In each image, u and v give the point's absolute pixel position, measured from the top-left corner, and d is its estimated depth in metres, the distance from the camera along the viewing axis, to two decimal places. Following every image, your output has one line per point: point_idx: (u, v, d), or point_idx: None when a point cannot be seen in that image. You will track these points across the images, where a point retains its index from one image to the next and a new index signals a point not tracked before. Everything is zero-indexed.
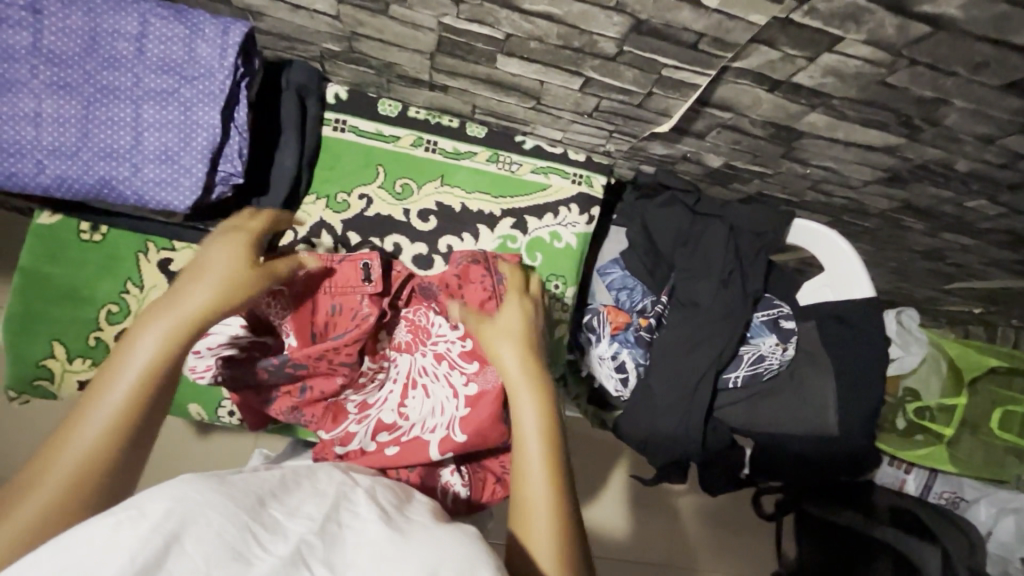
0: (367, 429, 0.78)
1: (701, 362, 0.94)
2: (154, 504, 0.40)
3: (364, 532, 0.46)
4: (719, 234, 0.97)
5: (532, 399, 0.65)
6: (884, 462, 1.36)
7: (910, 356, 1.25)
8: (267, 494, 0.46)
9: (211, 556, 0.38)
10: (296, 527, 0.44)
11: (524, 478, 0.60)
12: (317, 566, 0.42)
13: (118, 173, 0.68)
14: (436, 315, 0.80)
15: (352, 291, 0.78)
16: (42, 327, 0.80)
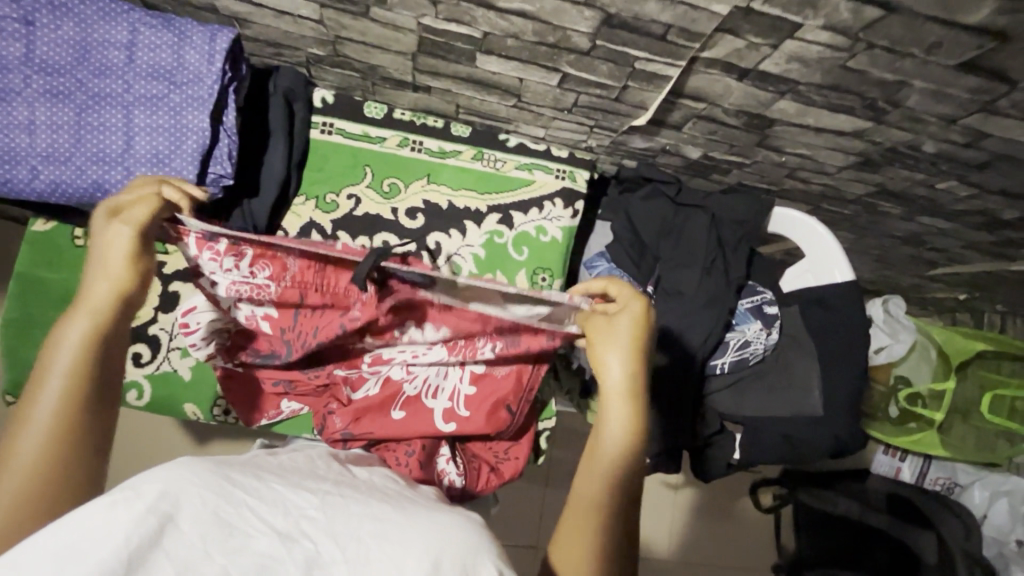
0: (378, 379, 0.82)
1: (688, 349, 0.96)
2: (150, 485, 0.41)
3: (365, 506, 0.47)
4: (701, 223, 1.00)
5: (623, 411, 0.63)
6: (881, 452, 1.45)
7: (898, 342, 1.27)
8: (264, 474, 0.48)
9: (206, 534, 0.41)
10: (295, 500, 0.46)
11: (585, 480, 0.63)
12: (318, 538, 0.43)
13: (110, 177, 0.70)
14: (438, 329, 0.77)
15: (344, 294, 0.71)
16: (38, 332, 0.82)
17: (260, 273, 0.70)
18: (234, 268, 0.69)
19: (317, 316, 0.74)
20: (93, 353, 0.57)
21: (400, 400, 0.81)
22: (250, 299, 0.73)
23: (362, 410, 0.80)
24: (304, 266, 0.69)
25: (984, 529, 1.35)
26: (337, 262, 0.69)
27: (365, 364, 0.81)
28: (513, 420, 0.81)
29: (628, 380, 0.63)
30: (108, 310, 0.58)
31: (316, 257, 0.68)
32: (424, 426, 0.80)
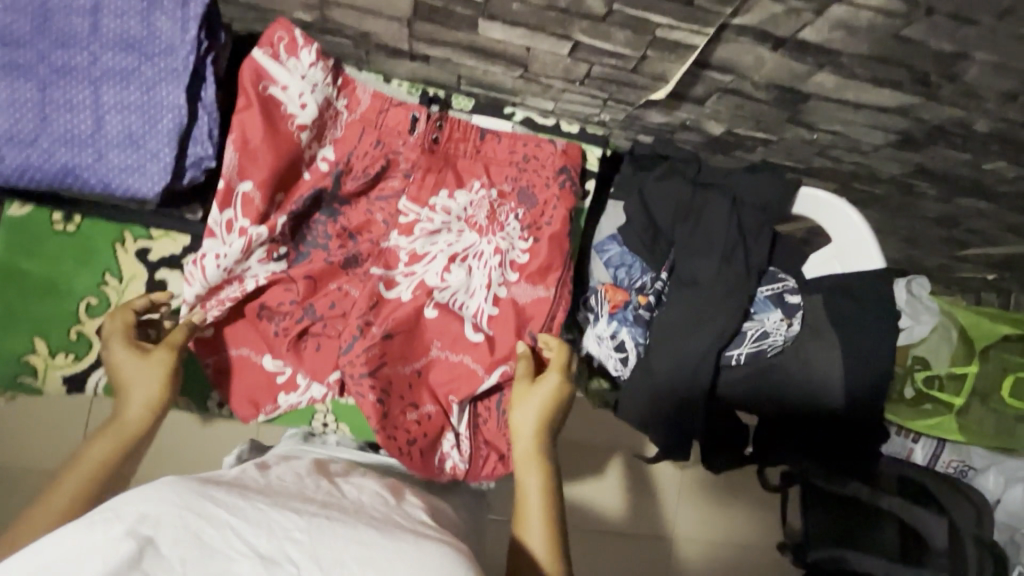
0: (411, 283, 0.83)
1: (702, 344, 0.91)
2: (129, 508, 0.41)
3: (350, 529, 0.45)
4: (722, 206, 0.93)
5: (538, 471, 0.73)
6: (894, 432, 1.34)
7: (921, 325, 1.25)
8: (251, 495, 0.46)
9: (185, 556, 0.40)
10: (282, 521, 0.44)
11: (524, 526, 0.68)
12: (298, 561, 0.42)
13: (81, 160, 0.64)
14: (459, 194, 0.85)
15: (396, 135, 0.83)
16: (21, 322, 0.76)
17: (337, 122, 0.82)
18: (304, 142, 0.77)
19: (366, 233, 0.83)
20: (114, 459, 0.63)
21: (434, 295, 0.82)
22: (316, 136, 0.79)
23: (391, 314, 0.80)
24: (345, 142, 0.82)
25: (999, 514, 1.33)
26: (398, 105, 0.83)
27: (401, 263, 0.83)
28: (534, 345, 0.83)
29: (543, 494, 0.71)
30: (135, 427, 0.66)
31: (385, 98, 0.83)
32: (454, 339, 0.82)
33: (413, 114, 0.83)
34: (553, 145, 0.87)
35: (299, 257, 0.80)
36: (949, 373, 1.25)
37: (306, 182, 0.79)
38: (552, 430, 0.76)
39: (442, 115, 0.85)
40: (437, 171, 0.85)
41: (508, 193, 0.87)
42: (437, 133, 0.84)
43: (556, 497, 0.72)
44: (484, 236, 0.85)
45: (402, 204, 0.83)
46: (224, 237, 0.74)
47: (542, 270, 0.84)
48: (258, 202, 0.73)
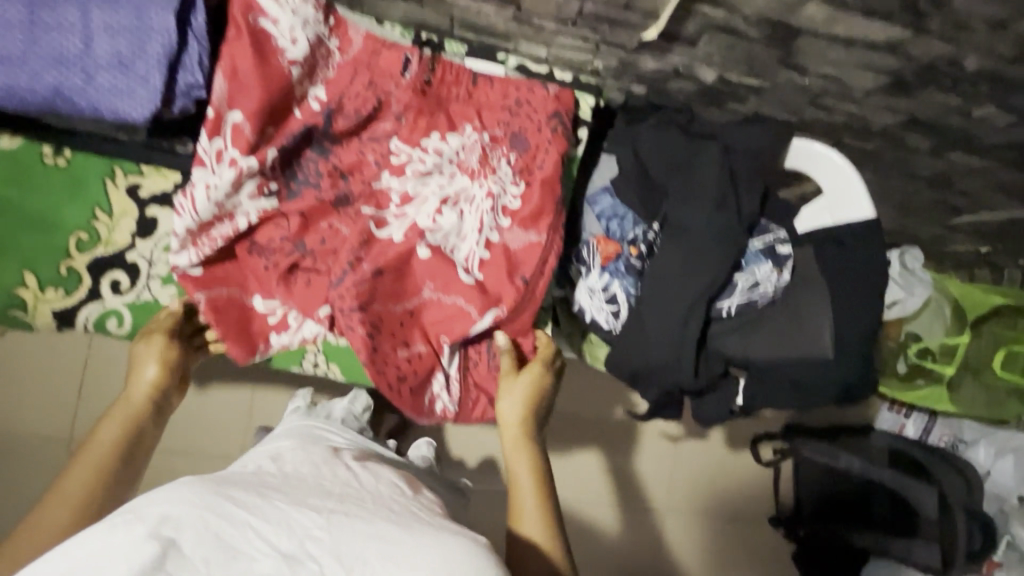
0: (403, 225, 0.83)
1: (691, 291, 0.92)
2: (150, 508, 0.40)
3: (372, 524, 0.44)
4: (714, 156, 0.92)
5: (526, 457, 0.74)
6: (886, 409, 1.62)
7: (911, 297, 1.21)
8: (269, 492, 0.46)
9: (208, 557, 0.39)
10: (300, 518, 0.43)
11: (519, 511, 0.67)
12: (322, 560, 0.41)
13: (69, 81, 0.64)
14: (452, 138, 0.85)
15: (388, 77, 0.82)
16: (11, 255, 0.76)
17: (330, 63, 0.81)
18: (295, 78, 0.76)
19: (358, 174, 0.83)
20: (125, 437, 0.67)
21: (425, 236, 0.83)
22: (307, 73, 0.78)
23: (382, 252, 0.80)
24: (336, 81, 0.81)
25: (988, 486, 1.48)
26: (391, 47, 0.82)
27: (393, 204, 0.84)
28: (526, 288, 0.81)
29: (535, 476, 0.71)
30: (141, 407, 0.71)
31: (378, 39, 0.82)
32: (446, 280, 0.82)
33: (406, 56, 0.82)
34: (547, 90, 0.87)
35: (290, 195, 0.80)
36: (942, 347, 1.26)
37: (297, 120, 0.78)
38: (538, 417, 0.79)
39: (435, 57, 0.84)
40: (430, 115, 0.85)
41: (500, 138, 0.86)
42: (430, 75, 0.84)
43: (548, 478, 0.72)
44: (475, 180, 0.84)
45: (394, 146, 0.84)
46: (214, 168, 0.73)
47: (534, 215, 0.83)
48: (248, 133, 0.74)
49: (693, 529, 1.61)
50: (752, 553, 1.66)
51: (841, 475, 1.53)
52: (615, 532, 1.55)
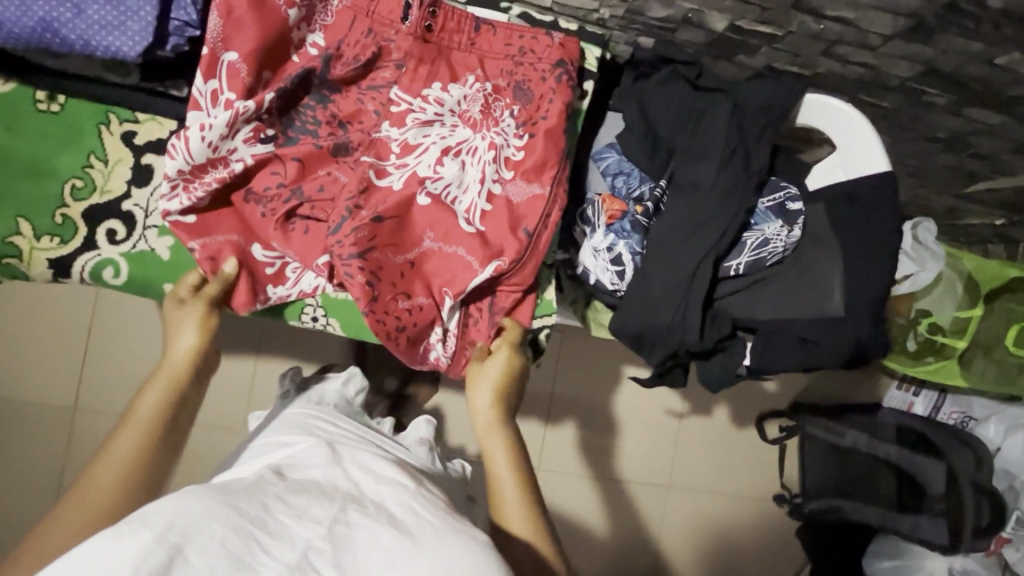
0: (403, 175, 0.79)
1: (699, 248, 0.89)
2: (157, 517, 0.43)
3: (372, 532, 0.47)
4: (723, 109, 0.89)
5: (504, 449, 0.76)
6: (894, 388, 1.59)
7: (925, 271, 1.15)
8: (271, 500, 0.48)
9: (215, 566, 0.42)
10: (302, 531, 0.46)
11: (502, 504, 0.71)
12: (325, 569, 0.44)
13: (60, 15, 0.62)
14: (452, 87, 0.82)
15: (388, 24, 0.80)
16: (5, 202, 0.75)
17: (328, 9, 0.79)
18: (292, 21, 0.75)
19: (356, 123, 0.80)
20: (167, 408, 0.69)
21: (426, 188, 0.79)
22: (304, 18, 0.76)
23: (381, 201, 0.78)
24: (335, 29, 0.79)
25: (997, 461, 1.47)
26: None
27: (393, 154, 0.80)
28: (529, 241, 0.79)
29: (514, 470, 0.74)
30: (181, 376, 0.72)
31: None
32: (449, 231, 0.79)
33: (406, 2, 0.80)
34: (551, 38, 0.84)
35: (287, 141, 0.78)
36: (953, 323, 1.24)
37: (295, 65, 0.77)
38: (509, 405, 0.81)
39: (434, 3, 0.82)
40: (430, 63, 0.82)
41: (503, 88, 0.84)
42: (431, 21, 0.82)
43: (526, 468, 0.75)
44: (477, 131, 0.81)
45: (394, 94, 0.81)
46: (210, 110, 0.72)
47: (538, 166, 0.79)
48: (243, 74, 0.72)
49: (696, 505, 1.61)
50: (756, 529, 1.64)
51: (847, 450, 1.49)
52: (615, 503, 1.55)
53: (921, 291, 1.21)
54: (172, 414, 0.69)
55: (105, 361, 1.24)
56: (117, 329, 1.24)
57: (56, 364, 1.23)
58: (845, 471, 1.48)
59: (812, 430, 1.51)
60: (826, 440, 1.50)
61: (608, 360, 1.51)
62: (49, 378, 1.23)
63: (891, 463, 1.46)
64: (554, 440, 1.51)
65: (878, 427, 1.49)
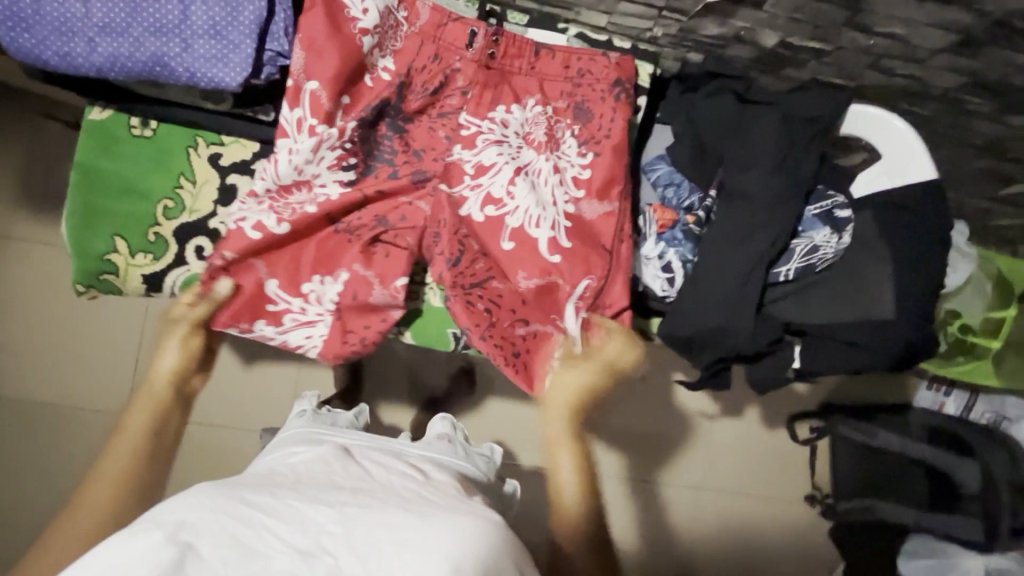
0: (479, 198, 0.84)
1: (750, 255, 0.91)
2: (166, 517, 0.47)
3: (381, 516, 0.51)
4: (770, 120, 0.92)
5: (570, 454, 0.80)
6: (925, 388, 1.62)
7: (956, 273, 1.16)
8: (282, 491, 0.53)
9: (228, 559, 0.45)
10: (317, 515, 0.50)
11: (562, 502, 0.77)
12: (339, 552, 0.48)
13: (170, 50, 0.67)
14: (515, 109, 0.87)
15: (453, 50, 0.84)
16: (104, 222, 0.80)
17: (397, 35, 0.83)
18: (366, 48, 0.78)
19: (431, 150, 0.85)
20: (154, 422, 0.71)
21: (498, 208, 0.84)
22: (378, 46, 0.80)
23: (471, 225, 0.84)
24: (404, 55, 0.83)
25: None
26: (457, 20, 0.84)
27: (467, 176, 0.84)
28: (612, 255, 0.86)
29: (576, 473, 0.78)
30: (163, 394, 0.74)
31: (444, 12, 0.84)
32: (533, 251, 0.84)
33: (472, 29, 0.84)
34: (608, 58, 0.88)
35: (367, 169, 0.83)
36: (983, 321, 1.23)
37: (370, 90, 0.81)
38: (583, 410, 0.84)
39: (496, 29, 0.85)
40: (494, 88, 0.86)
41: (563, 109, 0.88)
42: (494, 48, 0.85)
43: (588, 472, 0.79)
44: (541, 153, 0.86)
45: (463, 119, 0.85)
46: (295, 136, 0.76)
47: (606, 184, 0.87)
48: (324, 101, 0.75)
49: (732, 509, 1.60)
50: (791, 533, 1.64)
51: (877, 449, 1.51)
52: (649, 506, 1.56)
53: (953, 293, 1.22)
54: (161, 430, 0.71)
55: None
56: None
57: (112, 371, 1.28)
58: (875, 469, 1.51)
59: (842, 429, 1.55)
60: (856, 440, 1.53)
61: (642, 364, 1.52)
62: (104, 384, 1.27)
63: (924, 462, 1.45)
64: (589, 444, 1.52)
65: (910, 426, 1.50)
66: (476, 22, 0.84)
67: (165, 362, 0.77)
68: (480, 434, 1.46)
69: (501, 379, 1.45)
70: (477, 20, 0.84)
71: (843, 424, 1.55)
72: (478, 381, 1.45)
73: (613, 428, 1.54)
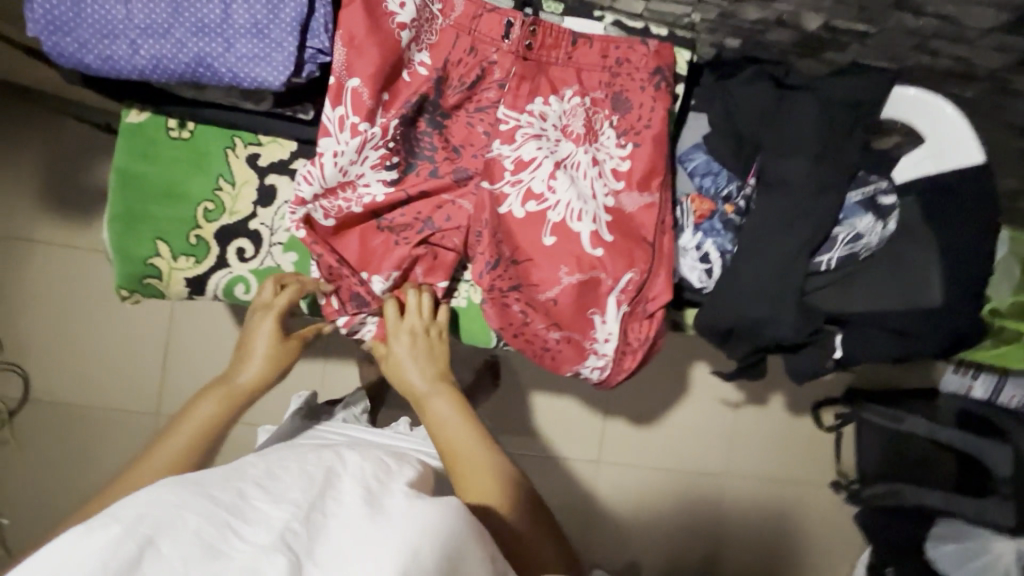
0: (519, 193, 0.83)
1: (794, 243, 0.89)
2: (128, 510, 0.42)
3: (353, 515, 0.45)
4: (811, 105, 0.90)
5: (447, 398, 0.77)
6: (950, 371, 1.51)
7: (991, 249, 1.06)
8: (244, 482, 0.46)
9: (188, 557, 0.40)
10: (278, 514, 0.44)
11: (448, 438, 0.72)
12: (303, 556, 0.41)
13: (213, 50, 0.66)
14: (553, 100, 0.85)
15: (490, 42, 0.83)
16: (146, 226, 0.79)
17: (432, 27, 0.81)
18: (404, 43, 0.77)
19: (469, 146, 0.84)
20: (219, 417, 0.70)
21: (539, 202, 0.83)
22: (415, 39, 0.79)
23: (511, 221, 0.83)
24: (440, 49, 0.81)
25: None
26: (492, 11, 0.82)
27: (507, 172, 0.83)
28: (653, 249, 0.85)
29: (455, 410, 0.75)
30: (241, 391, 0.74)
31: (479, 4, 0.82)
32: (576, 246, 0.82)
33: (508, 20, 0.82)
34: (645, 46, 0.86)
35: (409, 167, 0.82)
36: (1013, 305, 1.16)
37: (407, 85, 0.80)
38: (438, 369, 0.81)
39: (531, 19, 0.83)
40: (531, 81, 0.85)
41: (601, 100, 0.87)
42: (531, 39, 0.84)
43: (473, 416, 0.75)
44: (580, 145, 0.85)
45: (501, 113, 0.84)
46: (338, 135, 0.76)
47: (646, 175, 0.85)
48: (367, 98, 0.75)
49: (758, 497, 1.59)
50: (818, 520, 1.63)
51: (903, 436, 1.47)
52: (675, 496, 1.55)
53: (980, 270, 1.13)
54: (221, 425, 0.70)
55: (184, 366, 1.29)
56: (196, 335, 1.29)
57: (140, 370, 1.28)
58: (900, 456, 1.46)
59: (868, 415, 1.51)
60: (883, 426, 1.48)
61: (670, 354, 1.51)
62: (133, 383, 1.28)
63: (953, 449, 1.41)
64: (612, 434, 1.51)
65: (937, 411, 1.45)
66: (512, 12, 0.83)
67: (253, 361, 0.77)
68: (504, 426, 1.46)
69: (526, 371, 1.45)
70: (513, 11, 0.82)
71: (870, 410, 1.50)
72: (503, 374, 1.44)
73: (639, 419, 1.52)
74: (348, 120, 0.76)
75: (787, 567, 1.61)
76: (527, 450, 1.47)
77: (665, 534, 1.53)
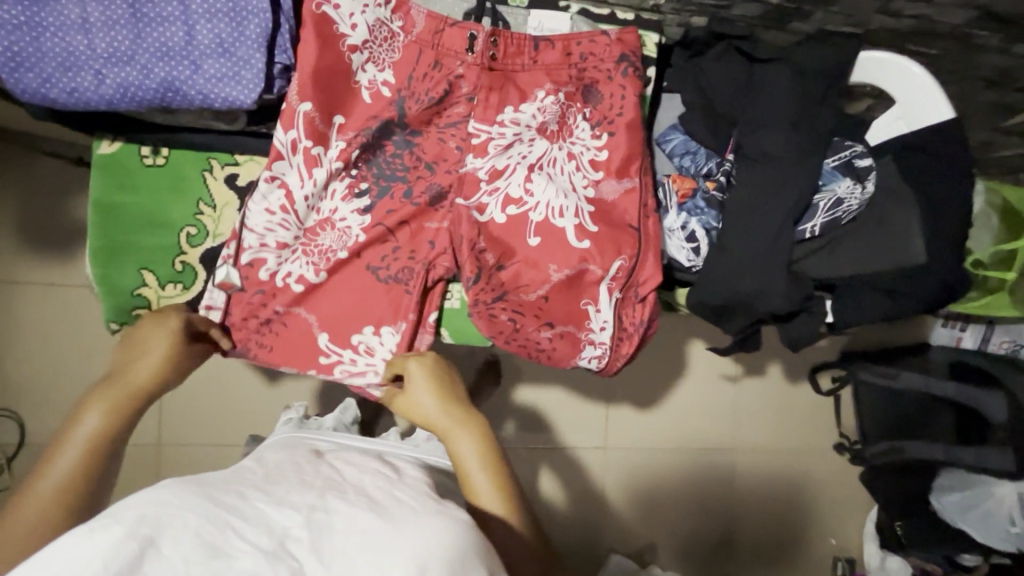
0: (498, 201, 0.83)
1: (777, 214, 0.90)
2: (128, 512, 0.42)
3: (356, 517, 0.47)
4: (783, 76, 0.91)
5: (468, 432, 0.73)
6: (939, 325, 1.57)
7: None
8: (245, 490, 0.48)
9: (191, 557, 0.41)
10: (282, 518, 0.45)
11: (469, 477, 0.69)
12: (305, 556, 0.43)
13: (180, 73, 0.66)
14: (524, 108, 0.84)
15: (453, 57, 0.81)
16: (129, 256, 0.79)
17: (393, 45, 0.80)
18: (356, 65, 0.77)
19: (442, 162, 0.83)
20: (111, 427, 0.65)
21: (519, 206, 0.83)
22: (375, 60, 0.79)
23: (490, 231, 0.84)
24: (404, 64, 0.79)
25: None
26: (454, 24, 0.80)
27: (482, 182, 0.83)
28: (637, 235, 0.86)
29: (480, 447, 0.71)
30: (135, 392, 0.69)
31: (440, 19, 0.80)
32: (561, 242, 0.83)
33: (471, 33, 0.81)
34: (607, 34, 0.85)
35: (380, 191, 0.82)
36: (994, 254, 1.18)
37: (368, 107, 0.79)
38: (455, 398, 0.77)
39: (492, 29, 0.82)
40: (502, 88, 0.83)
41: (573, 95, 0.86)
42: (495, 49, 0.82)
43: (496, 447, 0.72)
44: (554, 142, 0.86)
45: (472, 127, 0.83)
46: (291, 159, 0.77)
47: (625, 162, 0.85)
48: (319, 122, 0.76)
49: (764, 465, 1.62)
50: (826, 482, 1.65)
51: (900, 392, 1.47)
52: (683, 472, 1.56)
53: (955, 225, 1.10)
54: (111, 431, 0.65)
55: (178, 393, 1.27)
56: None
57: None
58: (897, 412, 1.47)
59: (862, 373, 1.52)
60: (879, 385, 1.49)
61: (668, 333, 1.52)
62: None
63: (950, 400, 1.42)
64: (616, 419, 1.52)
65: (931, 364, 1.47)
66: (472, 23, 0.81)
67: (145, 364, 0.72)
68: (511, 422, 1.46)
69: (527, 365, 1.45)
70: (477, 25, 0.81)
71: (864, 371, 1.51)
72: (505, 371, 1.43)
73: (642, 401, 1.53)
74: (314, 151, 0.77)
75: (797, 531, 1.63)
76: (533, 444, 1.47)
77: (675, 510, 1.55)
